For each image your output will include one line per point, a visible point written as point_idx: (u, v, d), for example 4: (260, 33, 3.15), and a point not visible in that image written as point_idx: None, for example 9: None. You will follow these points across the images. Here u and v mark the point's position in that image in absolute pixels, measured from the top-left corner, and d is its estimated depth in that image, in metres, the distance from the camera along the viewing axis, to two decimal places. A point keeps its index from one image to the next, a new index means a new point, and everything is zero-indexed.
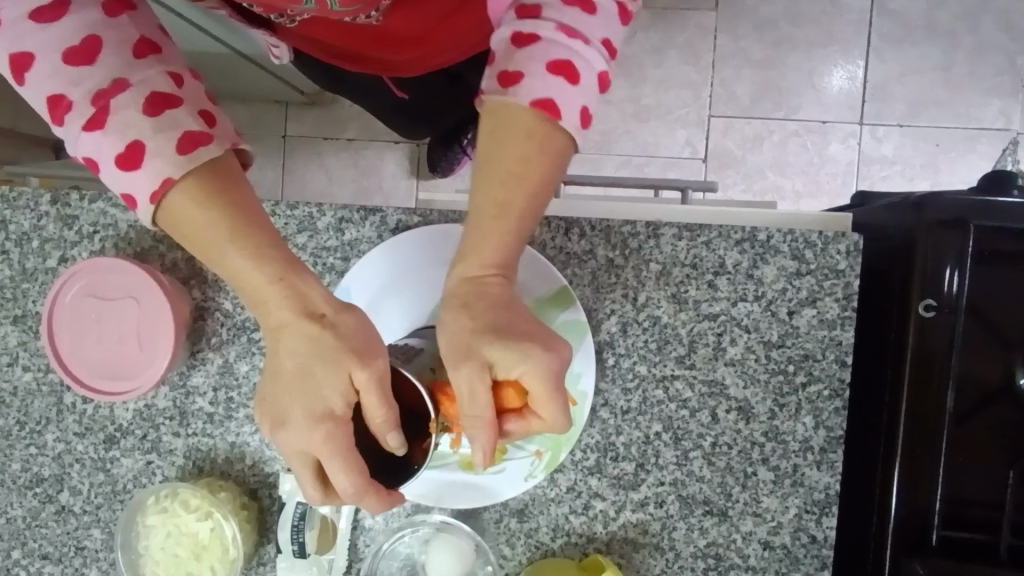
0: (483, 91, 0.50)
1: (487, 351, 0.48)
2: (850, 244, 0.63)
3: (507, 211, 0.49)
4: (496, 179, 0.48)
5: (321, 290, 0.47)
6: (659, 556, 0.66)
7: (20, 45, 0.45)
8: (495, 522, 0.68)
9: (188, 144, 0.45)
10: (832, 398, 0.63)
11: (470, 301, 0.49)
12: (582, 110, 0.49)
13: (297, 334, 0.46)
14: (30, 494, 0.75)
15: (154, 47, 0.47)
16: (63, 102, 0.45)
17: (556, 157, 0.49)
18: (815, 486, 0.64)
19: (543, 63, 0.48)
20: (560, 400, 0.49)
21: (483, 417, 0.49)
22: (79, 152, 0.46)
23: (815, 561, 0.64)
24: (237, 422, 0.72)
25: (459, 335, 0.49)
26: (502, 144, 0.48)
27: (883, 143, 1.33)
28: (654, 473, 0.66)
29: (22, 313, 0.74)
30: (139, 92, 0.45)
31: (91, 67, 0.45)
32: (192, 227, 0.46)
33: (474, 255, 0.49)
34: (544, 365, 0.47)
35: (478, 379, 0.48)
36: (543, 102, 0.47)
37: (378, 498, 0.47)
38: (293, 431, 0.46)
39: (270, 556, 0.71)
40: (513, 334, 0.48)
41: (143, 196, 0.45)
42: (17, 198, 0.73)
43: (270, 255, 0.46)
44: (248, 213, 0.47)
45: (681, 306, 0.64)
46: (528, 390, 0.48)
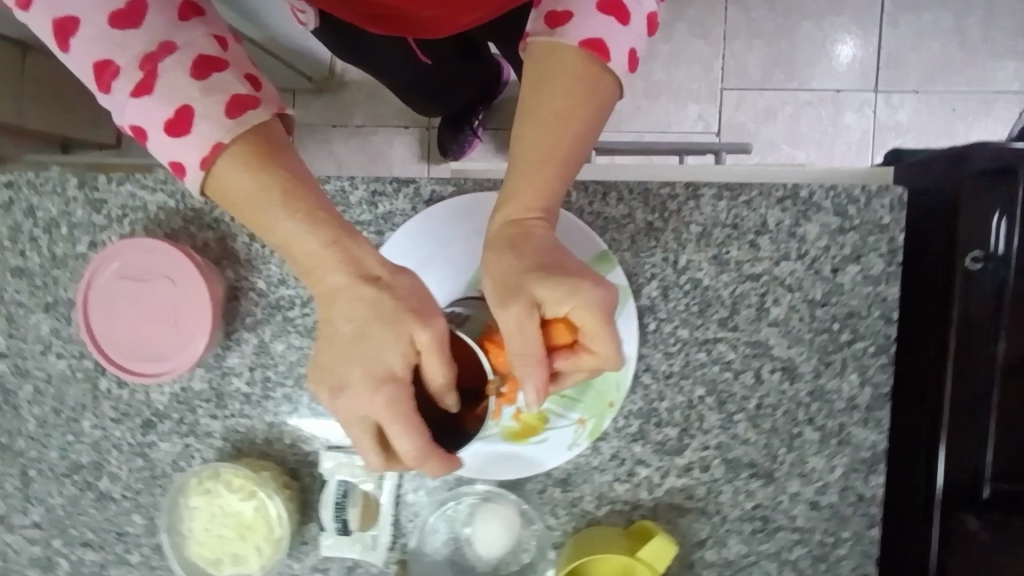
0: (529, 33, 0.50)
1: (535, 288, 0.47)
2: (894, 197, 0.62)
3: (551, 149, 0.48)
4: (541, 117, 0.48)
5: (373, 254, 0.47)
6: (706, 520, 0.65)
7: (65, 10, 0.44)
8: (538, 492, 0.67)
9: (236, 108, 0.44)
10: (879, 354, 0.63)
11: (515, 241, 0.49)
12: (631, 52, 0.49)
13: (352, 298, 0.46)
14: (69, 482, 0.75)
15: (197, 9, 0.46)
16: (110, 67, 0.45)
17: (604, 94, 0.49)
18: (862, 444, 0.64)
19: (593, 5, 0.49)
20: (612, 331, 0.48)
21: (532, 358, 0.48)
22: (125, 120, 0.46)
23: (864, 519, 0.64)
24: (275, 402, 0.71)
25: (505, 273, 0.48)
26: (548, 81, 0.48)
27: (897, 110, 1.31)
28: (699, 438, 0.65)
29: (54, 301, 0.74)
30: (186, 55, 0.44)
31: (137, 31, 0.44)
32: (243, 193, 0.46)
33: (517, 197, 0.49)
34: (593, 296, 0.47)
35: (526, 317, 0.47)
36: (592, 42, 0.48)
37: (441, 462, 0.47)
38: (354, 396, 0.46)
39: (314, 535, 0.70)
40: (560, 271, 0.47)
41: (192, 163, 0.45)
42: (44, 184, 0.73)
43: (323, 218, 0.45)
44: (300, 178, 0.46)
45: (723, 268, 0.64)
46: (579, 322, 0.47)
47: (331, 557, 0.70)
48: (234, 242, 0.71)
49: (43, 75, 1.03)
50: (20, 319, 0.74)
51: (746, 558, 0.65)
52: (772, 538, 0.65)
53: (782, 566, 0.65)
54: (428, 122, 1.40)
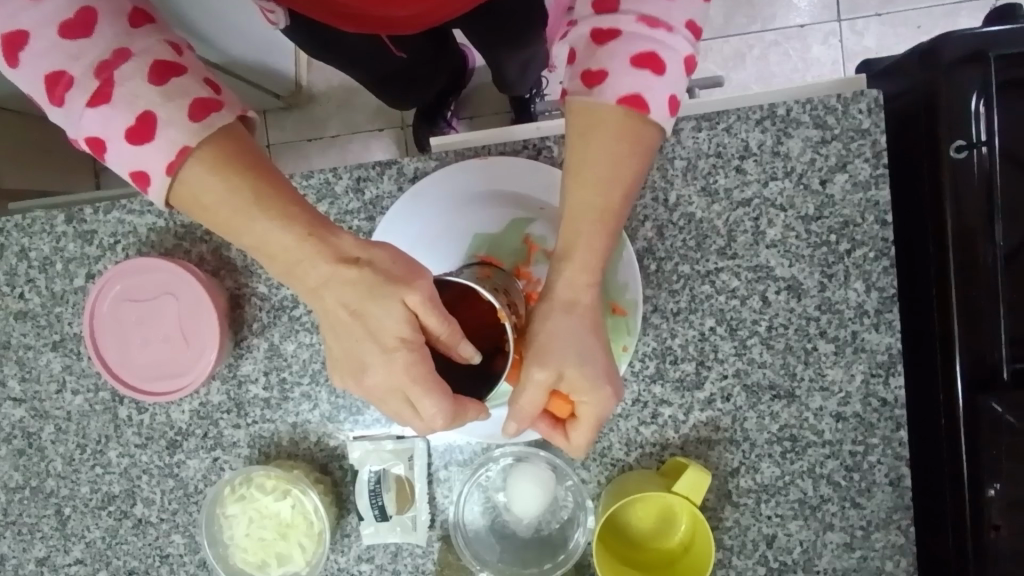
0: (567, 91, 0.48)
1: (568, 367, 0.51)
2: (871, 101, 0.63)
3: (606, 209, 0.48)
4: (590, 181, 0.47)
5: (349, 236, 0.47)
6: (736, 449, 0.66)
7: (13, 22, 0.43)
8: (567, 448, 0.68)
9: (200, 111, 0.44)
10: (879, 259, 0.63)
11: (564, 307, 0.50)
12: (671, 98, 0.47)
13: (339, 281, 0.45)
14: (105, 513, 0.75)
15: (148, 15, 0.46)
16: (63, 78, 0.44)
17: (645, 149, 0.47)
18: (877, 349, 0.64)
19: (627, 58, 0.46)
20: (592, 431, 0.55)
21: (528, 414, 0.53)
22: (83, 132, 0.45)
23: (891, 422, 0.64)
24: (294, 402, 0.72)
25: (551, 337, 0.51)
26: (590, 147, 0.47)
27: (863, 35, 1.31)
28: (717, 368, 0.66)
29: (61, 338, 0.74)
30: (143, 61, 0.44)
31: (90, 39, 0.44)
32: (213, 198, 0.45)
33: (574, 263, 0.49)
34: (599, 404, 0.52)
35: (545, 387, 0.51)
36: (629, 98, 0.46)
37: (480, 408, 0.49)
38: (375, 368, 0.47)
39: (353, 526, 0.71)
40: (591, 364, 0.51)
41: (158, 170, 0.44)
42: (32, 224, 0.73)
43: (296, 212, 0.45)
44: (267, 175, 0.46)
45: (713, 198, 0.65)
46: (577, 413, 0.53)
47: (374, 545, 0.70)
48: (230, 251, 0.71)
49: (15, 135, 1.04)
50: (30, 360, 0.75)
51: (781, 479, 0.66)
52: (803, 456, 0.65)
53: (817, 482, 0.65)
54: (401, 121, 1.39)
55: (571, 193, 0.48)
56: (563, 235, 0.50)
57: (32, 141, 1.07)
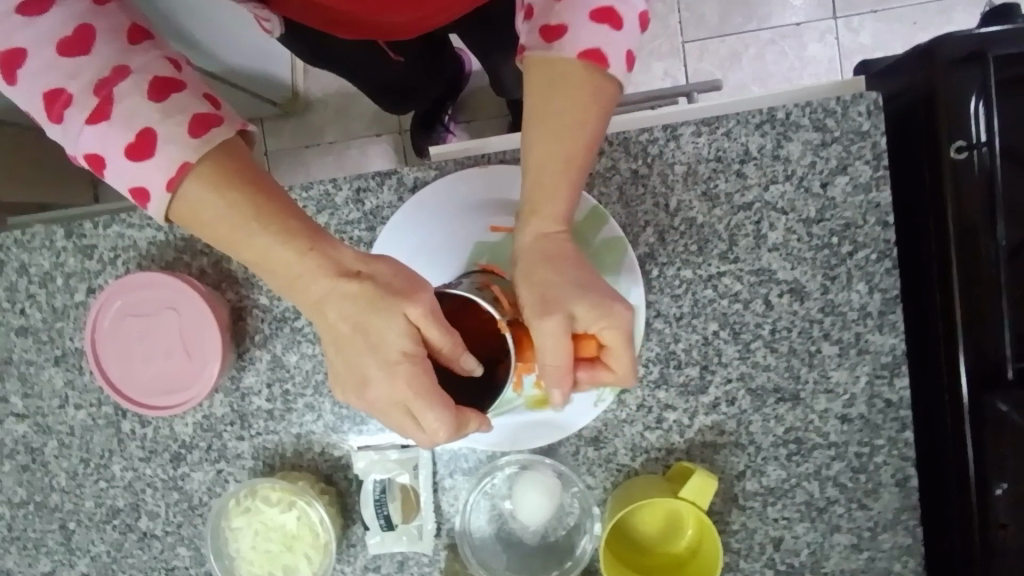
0: (524, 47, 0.50)
1: (573, 306, 0.51)
2: (870, 103, 0.63)
3: (569, 160, 0.50)
4: (550, 133, 0.49)
5: (350, 249, 0.47)
6: (741, 452, 0.66)
7: (9, 41, 0.43)
8: (572, 454, 0.68)
9: (199, 126, 0.44)
10: (881, 260, 0.63)
11: (547, 257, 0.52)
12: (629, 53, 0.49)
13: (340, 295, 0.45)
14: (110, 527, 0.75)
15: (146, 32, 0.46)
16: (61, 96, 0.44)
17: (604, 98, 0.49)
18: (881, 350, 0.64)
19: (586, 14, 0.48)
20: (631, 352, 0.53)
21: (560, 365, 0.53)
22: (81, 149, 0.45)
23: (895, 423, 0.64)
24: (298, 413, 0.72)
25: (547, 290, 0.52)
26: (548, 98, 0.49)
27: (859, 32, 1.31)
28: (720, 372, 0.66)
29: (63, 353, 0.74)
30: (141, 78, 0.44)
31: (88, 57, 0.44)
32: (213, 214, 0.45)
33: (544, 214, 0.52)
34: (622, 320, 0.52)
35: (562, 332, 0.51)
36: (590, 52, 0.48)
37: (482, 421, 0.48)
38: (378, 383, 0.46)
39: (359, 536, 0.71)
40: (596, 291, 0.52)
41: (157, 186, 0.44)
42: (31, 240, 0.73)
43: (296, 226, 0.45)
44: (266, 189, 0.46)
45: (714, 202, 0.65)
46: (604, 342, 0.53)
47: (380, 554, 0.70)
48: (231, 263, 0.71)
49: (17, 150, 1.04)
50: (32, 376, 0.75)
51: (787, 482, 0.65)
52: (809, 458, 0.65)
53: (823, 484, 0.65)
54: (399, 126, 1.39)
55: (533, 148, 0.50)
56: (529, 189, 0.52)
57: (30, 156, 1.07)
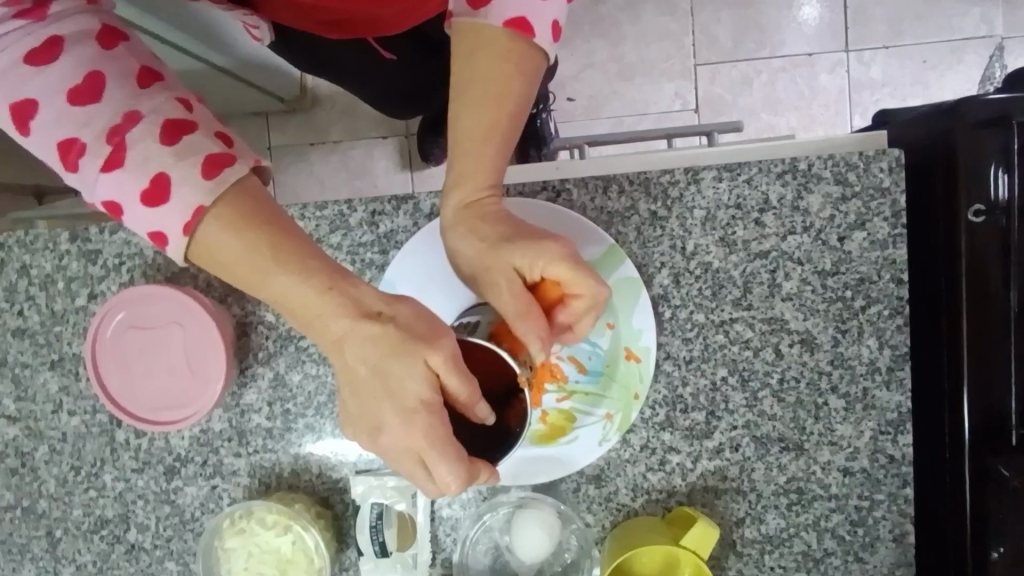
0: (451, 13, 0.50)
1: (511, 261, 0.51)
2: (892, 160, 0.63)
3: (489, 128, 0.50)
4: (473, 101, 0.50)
5: (370, 289, 0.46)
6: (742, 499, 0.66)
7: (23, 93, 0.44)
8: (573, 491, 0.68)
9: (211, 167, 0.44)
10: (893, 316, 0.63)
11: (474, 224, 0.52)
12: (554, 24, 0.50)
13: (359, 338, 0.44)
14: (97, 537, 0.74)
15: (156, 75, 0.47)
16: (76, 145, 0.44)
17: (532, 67, 0.50)
18: (887, 406, 0.64)
19: None
20: (590, 274, 0.51)
21: (523, 316, 0.51)
22: (98, 197, 0.45)
23: (896, 479, 0.64)
24: (297, 433, 0.71)
25: (480, 255, 0.52)
26: (472, 66, 0.50)
27: (870, 66, 1.31)
28: (726, 418, 0.66)
29: (59, 357, 0.73)
30: (153, 122, 0.44)
31: (99, 104, 0.44)
32: (231, 255, 0.45)
33: (466, 185, 0.52)
34: (562, 255, 0.51)
35: (511, 284, 0.52)
36: (515, 21, 0.48)
37: (493, 472, 0.48)
38: (392, 431, 0.45)
39: (353, 560, 0.70)
40: (528, 237, 0.52)
41: (174, 230, 0.44)
42: (34, 241, 0.72)
43: (315, 265, 0.44)
44: (284, 228, 0.45)
45: (731, 249, 0.65)
46: (557, 281, 0.52)
47: None
48: None
49: None
50: (27, 379, 0.73)
51: (785, 531, 0.65)
52: (809, 509, 0.65)
53: (821, 536, 0.65)
54: (405, 130, 1.37)
55: (453, 119, 0.51)
56: (452, 161, 0.52)
57: None
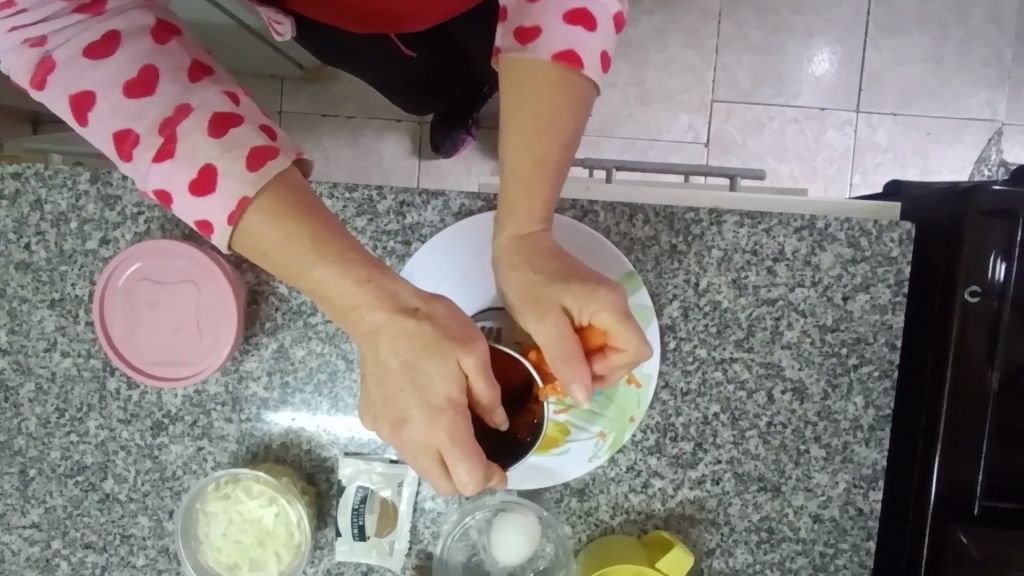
0: (501, 49, 0.54)
1: (560, 299, 0.53)
2: (903, 233, 0.66)
3: (541, 159, 0.53)
4: (526, 133, 0.53)
5: (407, 285, 0.47)
6: (715, 531, 0.68)
7: (78, 85, 0.45)
8: (555, 501, 0.69)
9: (256, 161, 0.45)
10: (882, 378, 0.67)
11: (526, 255, 0.55)
12: (603, 54, 0.53)
13: (395, 332, 0.46)
14: (71, 483, 0.73)
15: (205, 69, 0.47)
16: (129, 136, 0.45)
17: (580, 99, 0.53)
18: (863, 462, 0.68)
19: (559, 14, 0.52)
20: (636, 328, 0.53)
21: (570, 356, 0.53)
22: (148, 186, 0.45)
23: (862, 532, 0.68)
24: (292, 407, 0.71)
25: (531, 288, 0.54)
26: (523, 99, 0.52)
27: (876, 130, 1.36)
28: (712, 452, 0.68)
29: (60, 297, 0.72)
30: (202, 115, 0.45)
31: (152, 97, 0.45)
32: (274, 240, 0.45)
33: (518, 215, 0.55)
34: (613, 302, 0.53)
35: (559, 324, 0.53)
36: (565, 54, 0.51)
37: (505, 476, 0.50)
38: (416, 427, 0.47)
39: (329, 540, 0.71)
40: (578, 279, 0.54)
41: (220, 220, 0.45)
42: (52, 176, 0.71)
43: (356, 258, 0.45)
44: (326, 219, 0.46)
45: (741, 291, 0.67)
46: (601, 326, 0.53)
47: (345, 562, 0.70)
48: None
49: None
50: (23, 314, 0.72)
51: (751, 566, 0.68)
52: (777, 548, 0.68)
53: (784, 575, 0.68)
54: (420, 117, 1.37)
55: (507, 150, 0.54)
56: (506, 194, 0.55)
57: None
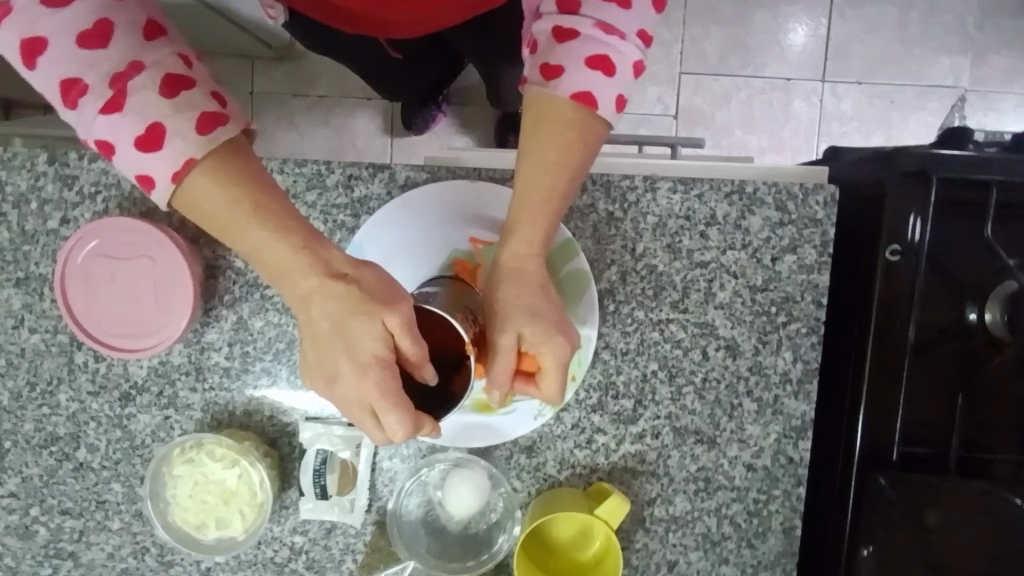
0: (526, 79, 0.55)
1: (520, 324, 0.56)
2: (827, 195, 0.70)
3: (549, 192, 0.55)
4: (539, 165, 0.55)
5: (338, 253, 0.50)
6: (655, 481, 0.73)
7: (34, 29, 0.46)
8: (505, 458, 0.74)
9: (206, 124, 0.47)
10: (809, 334, 0.71)
11: (512, 273, 0.57)
12: (619, 97, 0.54)
13: (324, 295, 0.49)
14: (45, 453, 0.76)
15: (161, 28, 0.48)
16: (78, 84, 0.46)
17: (592, 139, 0.55)
18: (793, 414, 0.72)
19: (581, 59, 0.53)
20: (563, 380, 0.58)
21: (502, 375, 0.57)
22: (93, 134, 0.47)
23: (792, 478, 0.72)
24: (253, 375, 0.75)
25: (501, 303, 0.57)
26: (541, 132, 0.54)
27: (841, 100, 1.39)
28: (651, 408, 0.72)
29: (25, 276, 0.75)
30: (155, 73, 0.47)
31: (106, 49, 0.46)
32: (213, 206, 0.48)
33: (519, 234, 0.57)
34: (561, 352, 0.56)
35: (508, 345, 0.56)
36: (582, 95, 0.53)
37: (435, 426, 0.53)
38: (347, 381, 0.50)
39: (294, 500, 0.75)
40: (542, 314, 0.56)
41: (164, 176, 0.47)
42: (12, 159, 0.73)
43: (291, 226, 0.49)
44: (266, 188, 0.49)
45: (676, 255, 0.71)
46: (541, 365, 0.57)
47: (310, 520, 0.74)
48: None
49: None
50: None
51: (690, 513, 0.73)
52: (713, 496, 0.73)
53: (720, 521, 0.73)
54: None
55: (519, 175, 0.56)
56: (512, 212, 0.57)
57: None
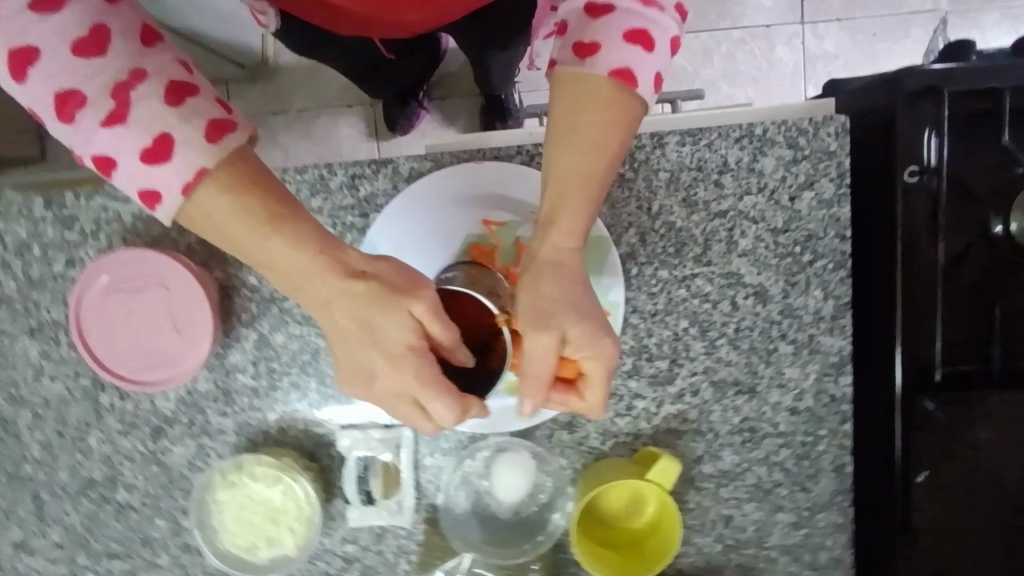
0: (557, 61, 0.52)
1: (564, 326, 0.53)
2: (838, 125, 0.68)
3: (589, 179, 0.52)
4: (578, 151, 0.52)
5: (353, 250, 0.49)
6: (700, 439, 0.72)
7: (23, 39, 0.43)
8: (548, 437, 0.73)
9: (216, 132, 0.44)
10: (837, 269, 0.70)
11: (552, 270, 0.54)
12: (656, 74, 0.52)
13: (346, 294, 0.48)
14: (84, 499, 0.75)
15: (158, 34, 0.45)
16: (75, 96, 0.43)
17: (630, 119, 0.52)
18: (831, 350, 0.71)
19: (619, 33, 0.51)
20: (607, 387, 0.56)
21: (541, 379, 0.55)
22: (92, 149, 0.44)
23: (838, 416, 0.71)
24: (283, 391, 0.74)
25: (543, 304, 0.54)
26: (579, 115, 0.51)
27: (824, 40, 1.36)
28: (687, 365, 0.71)
29: (38, 324, 0.73)
30: (158, 81, 0.44)
31: (104, 59, 0.43)
32: (221, 222, 0.46)
33: (560, 227, 0.53)
34: (606, 357, 0.54)
35: (551, 349, 0.53)
36: (619, 71, 0.50)
37: (482, 406, 0.53)
38: (385, 375, 0.50)
39: (340, 511, 0.74)
40: (586, 314, 0.54)
41: (172, 188, 0.45)
42: (9, 207, 0.72)
43: (302, 230, 0.47)
44: (273, 193, 0.47)
45: (692, 209, 0.69)
46: (585, 371, 0.55)
47: (359, 527, 0.73)
48: None
49: None
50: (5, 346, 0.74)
51: (739, 466, 0.72)
52: (760, 445, 0.72)
53: (771, 469, 0.72)
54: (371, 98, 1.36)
55: (555, 163, 0.53)
56: (548, 203, 0.54)
57: None
